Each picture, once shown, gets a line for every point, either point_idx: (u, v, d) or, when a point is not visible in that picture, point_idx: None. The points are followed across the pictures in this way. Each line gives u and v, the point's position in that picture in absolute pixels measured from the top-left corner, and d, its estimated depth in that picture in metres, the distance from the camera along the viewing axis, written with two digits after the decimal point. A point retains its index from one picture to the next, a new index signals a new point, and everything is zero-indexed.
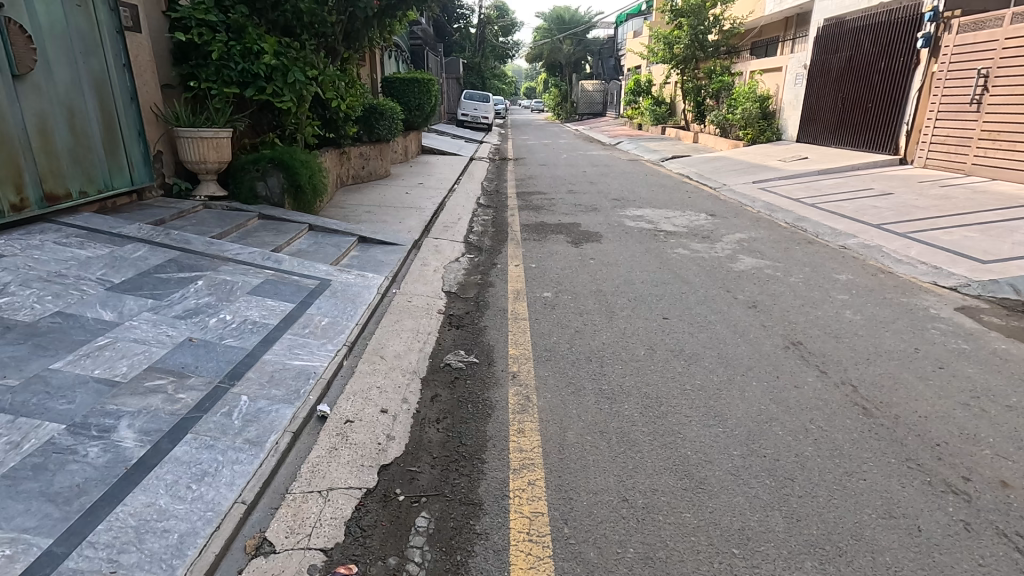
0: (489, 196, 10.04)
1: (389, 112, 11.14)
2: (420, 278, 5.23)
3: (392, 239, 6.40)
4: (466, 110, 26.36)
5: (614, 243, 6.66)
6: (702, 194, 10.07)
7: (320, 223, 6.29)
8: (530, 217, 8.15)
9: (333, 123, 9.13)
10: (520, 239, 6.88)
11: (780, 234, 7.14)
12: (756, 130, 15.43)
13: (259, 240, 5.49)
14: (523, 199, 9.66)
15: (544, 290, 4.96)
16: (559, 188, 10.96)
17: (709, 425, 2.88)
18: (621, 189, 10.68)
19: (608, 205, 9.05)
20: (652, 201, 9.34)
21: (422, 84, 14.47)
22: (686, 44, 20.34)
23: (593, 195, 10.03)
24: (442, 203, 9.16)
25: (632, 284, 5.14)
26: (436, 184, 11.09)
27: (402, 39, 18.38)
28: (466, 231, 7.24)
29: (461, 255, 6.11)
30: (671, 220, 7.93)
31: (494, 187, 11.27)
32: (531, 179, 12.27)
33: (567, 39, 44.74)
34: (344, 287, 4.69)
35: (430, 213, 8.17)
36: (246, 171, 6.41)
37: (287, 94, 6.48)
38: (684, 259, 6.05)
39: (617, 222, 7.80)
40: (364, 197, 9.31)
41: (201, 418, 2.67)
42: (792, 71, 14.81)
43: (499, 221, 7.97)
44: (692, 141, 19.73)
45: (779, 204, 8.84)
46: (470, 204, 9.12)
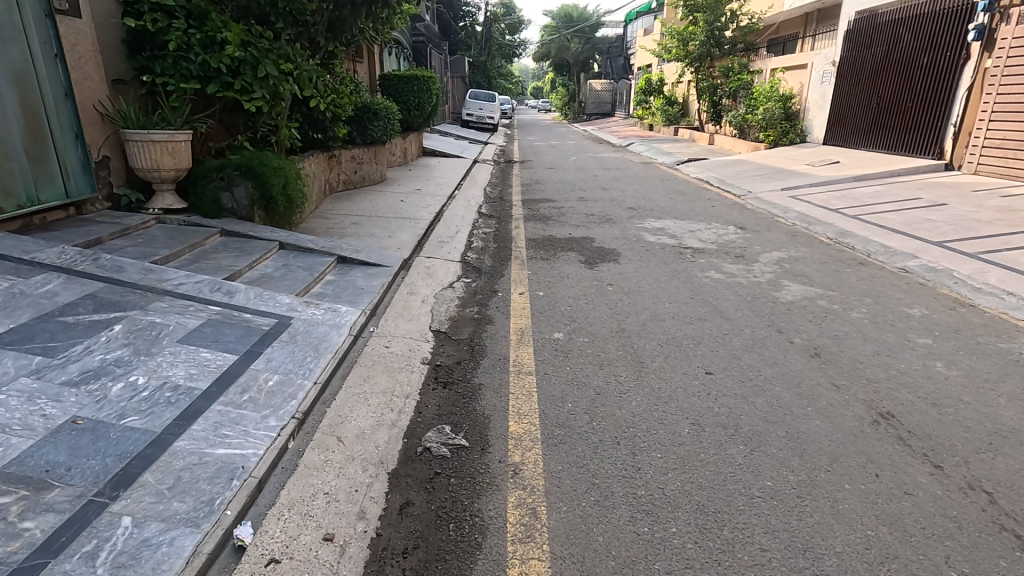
0: (491, 204, 9.14)
1: (385, 112, 10.27)
2: (404, 311, 4.34)
3: (377, 258, 5.52)
4: (470, 110, 25.47)
5: (635, 264, 5.76)
6: (726, 203, 9.14)
7: (293, 240, 5.42)
8: (536, 230, 7.25)
9: (320, 123, 8.27)
10: (526, 258, 5.99)
11: (824, 252, 6.22)
12: (778, 131, 14.46)
13: (215, 263, 4.61)
14: (529, 208, 8.76)
15: (555, 329, 4.06)
16: (568, 195, 10.06)
17: (799, 568, 1.97)
18: (636, 196, 9.76)
19: (624, 216, 8.14)
20: (671, 211, 8.42)
21: (422, 82, 13.60)
22: (702, 42, 19.37)
23: (606, 204, 9.10)
24: (439, 212, 8.28)
25: (661, 321, 4.25)
26: (435, 190, 10.21)
27: (403, 36, 17.59)
28: (464, 248, 6.36)
29: (457, 279, 5.24)
30: (697, 235, 7.03)
31: (498, 193, 10.38)
32: (538, 184, 11.37)
33: (574, 39, 43.81)
34: (307, 328, 3.80)
35: (425, 225, 7.29)
36: (208, 179, 5.53)
37: (257, 91, 5.60)
38: (718, 284, 5.15)
39: (636, 237, 6.90)
40: (352, 205, 8.43)
41: (46, 567, 1.79)
42: (818, 69, 13.82)
43: (503, 234, 7.08)
44: (708, 143, 18.77)
45: (816, 215, 7.90)
46: (471, 214, 8.23)
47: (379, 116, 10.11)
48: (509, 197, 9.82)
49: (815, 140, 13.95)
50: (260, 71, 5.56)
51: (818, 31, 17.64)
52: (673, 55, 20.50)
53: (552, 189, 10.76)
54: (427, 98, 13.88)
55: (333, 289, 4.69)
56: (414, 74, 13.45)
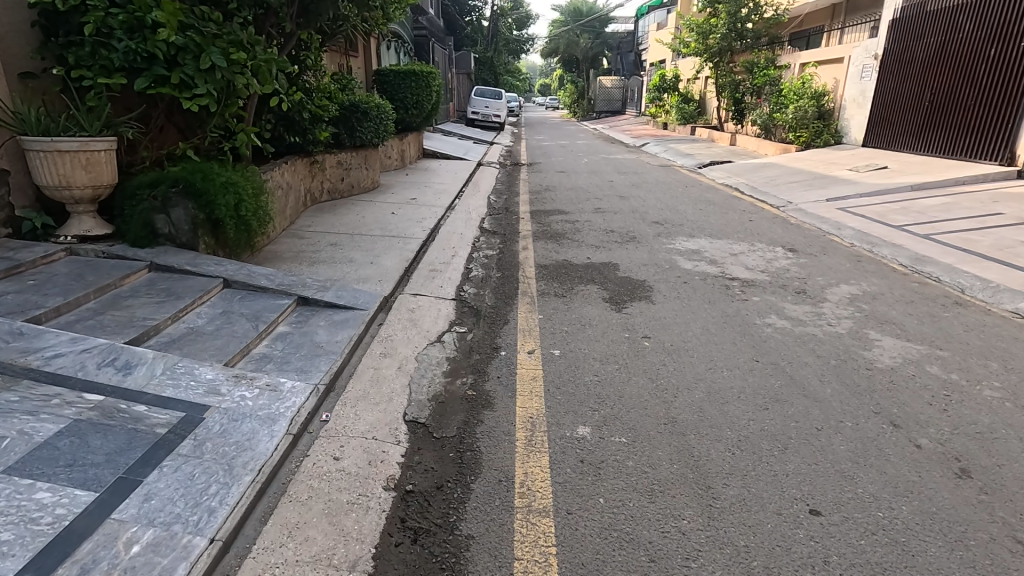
0: (495, 217, 8.00)
1: (376, 111, 9.15)
2: (373, 385, 3.21)
3: (349, 298, 4.39)
4: (476, 108, 24.32)
5: (674, 304, 4.62)
6: (766, 217, 7.96)
7: (242, 276, 4.31)
8: (548, 253, 6.12)
9: (297, 125, 7.15)
10: (536, 294, 4.86)
11: (904, 287, 5.04)
12: (811, 132, 13.24)
13: (127, 313, 3.51)
14: (539, 222, 7.62)
15: (579, 419, 2.92)
16: (584, 206, 8.90)
17: None
18: (661, 208, 8.59)
19: (651, 234, 6.98)
20: (706, 228, 7.25)
21: (421, 78, 12.44)
22: (723, 35, 18.11)
23: (626, 218, 7.94)
24: (435, 228, 7.15)
25: (723, 403, 3.10)
26: (433, 199, 9.08)
27: (403, 29, 16.51)
28: (461, 278, 5.24)
29: (448, 327, 4.11)
30: (741, 261, 5.87)
31: (503, 202, 9.24)
32: (548, 192, 10.22)
33: (584, 34, 42.49)
34: (225, 426, 2.65)
35: (415, 246, 6.17)
36: (138, 198, 4.40)
37: (201, 87, 4.44)
38: (785, 337, 3.99)
39: (670, 264, 5.74)
40: (334, 220, 7.31)
41: None
42: (858, 63, 12.57)
43: (509, 258, 5.95)
44: (729, 143, 17.56)
45: (877, 234, 6.72)
46: (472, 231, 7.11)
47: (369, 117, 8.97)
48: (516, 208, 8.67)
49: (853, 141, 12.71)
50: (204, 61, 4.41)
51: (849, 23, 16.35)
52: (692, 49, 19.25)
53: (565, 198, 9.63)
54: (427, 95, 12.72)
55: (284, 349, 3.57)
56: (412, 69, 12.29)
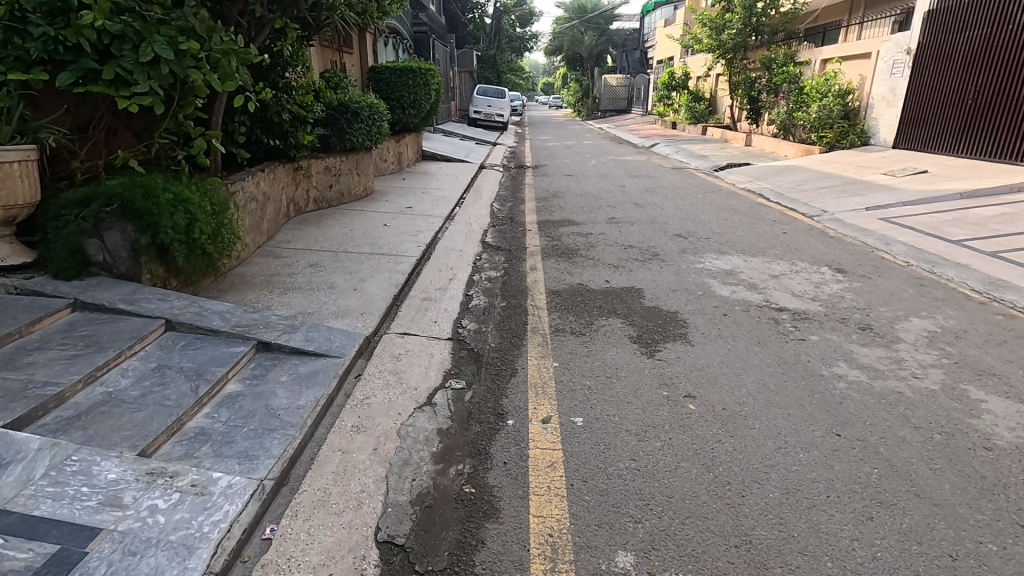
0: (499, 229, 7.22)
1: (368, 111, 8.36)
2: (339, 480, 2.42)
3: (321, 342, 3.60)
4: (478, 107, 23.56)
5: (716, 346, 3.82)
6: (800, 230, 7.15)
7: (190, 315, 3.52)
8: (560, 275, 5.33)
9: (275, 127, 6.36)
10: (549, 330, 4.06)
11: (987, 320, 4.23)
12: (836, 132, 12.41)
13: (25, 374, 2.71)
14: (549, 235, 6.83)
15: (619, 540, 2.12)
16: (596, 215, 8.09)
17: None
18: (682, 217, 7.79)
19: (675, 250, 6.18)
20: (736, 243, 6.45)
21: (419, 75, 11.57)
22: (738, 30, 17.24)
23: (645, 229, 7.14)
24: (431, 243, 6.37)
25: (808, 508, 2.29)
26: (431, 208, 8.29)
27: (401, 24, 15.71)
28: (459, 309, 4.45)
29: (442, 381, 3.32)
30: (785, 285, 5.06)
31: (508, 211, 8.46)
32: (556, 199, 9.42)
33: (588, 31, 41.62)
34: (115, 567, 1.84)
35: (408, 267, 5.38)
36: (62, 219, 3.59)
37: (141, 83, 3.66)
38: (863, 394, 3.19)
39: (703, 289, 4.94)
40: (319, 234, 6.52)
41: None
42: (888, 58, 11.72)
43: (515, 281, 5.16)
44: (744, 143, 16.72)
45: (935, 250, 5.90)
46: (473, 246, 6.31)
47: (359, 118, 8.18)
48: (522, 218, 7.89)
49: (883, 142, 11.87)
50: (144, 51, 3.63)
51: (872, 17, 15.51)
52: (704, 45, 18.41)
53: (575, 205, 8.85)
54: (425, 94, 11.88)
55: (229, 420, 2.76)
56: (409, 65, 11.42)
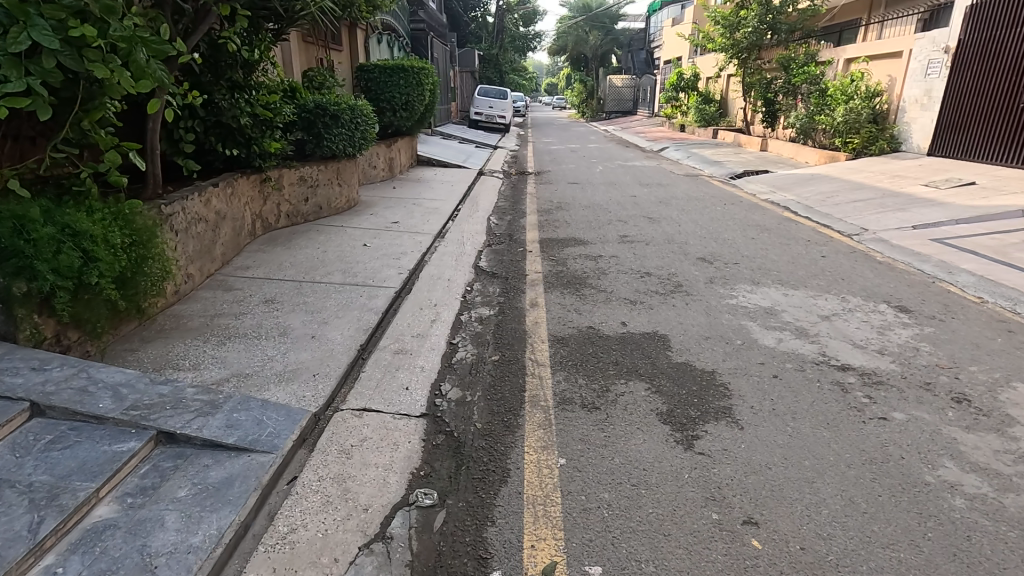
0: (496, 250, 6.33)
1: (350, 114, 7.45)
2: None
3: (246, 427, 2.68)
4: (479, 108, 22.70)
5: (773, 429, 2.90)
6: (840, 252, 6.24)
7: (69, 394, 2.61)
8: (566, 315, 4.43)
9: (234, 134, 5.47)
10: (553, 400, 3.16)
11: None
12: (864, 137, 11.49)
13: None
14: (552, 259, 5.95)
15: None
16: (606, 232, 7.19)
17: None
18: (703, 237, 6.91)
19: (701, 280, 5.27)
20: (772, 271, 5.54)
21: (412, 75, 10.73)
22: (754, 28, 16.32)
23: (663, 252, 6.25)
24: (416, 269, 5.49)
25: None
26: (420, 223, 7.38)
27: (397, 21, 14.87)
28: (441, 366, 3.55)
29: (405, 493, 2.41)
30: (841, 331, 4.15)
31: (506, 226, 7.57)
32: (561, 211, 8.52)
33: (593, 31, 40.81)
34: None
35: (382, 304, 4.48)
36: None
37: (14, 81, 2.75)
38: (994, 517, 2.28)
39: (742, 336, 4.03)
40: (285, 257, 5.62)
41: None
42: (922, 57, 10.81)
43: (511, 324, 4.27)
44: (759, 148, 15.81)
45: (1010, 282, 4.99)
46: (465, 273, 5.42)
47: (339, 123, 7.28)
48: (522, 236, 7.00)
49: (917, 148, 10.95)
50: (15, 38, 2.72)
51: (894, 15, 14.59)
52: (717, 44, 17.47)
53: (581, 219, 7.97)
54: (419, 95, 11.01)
55: None
56: (401, 64, 10.58)
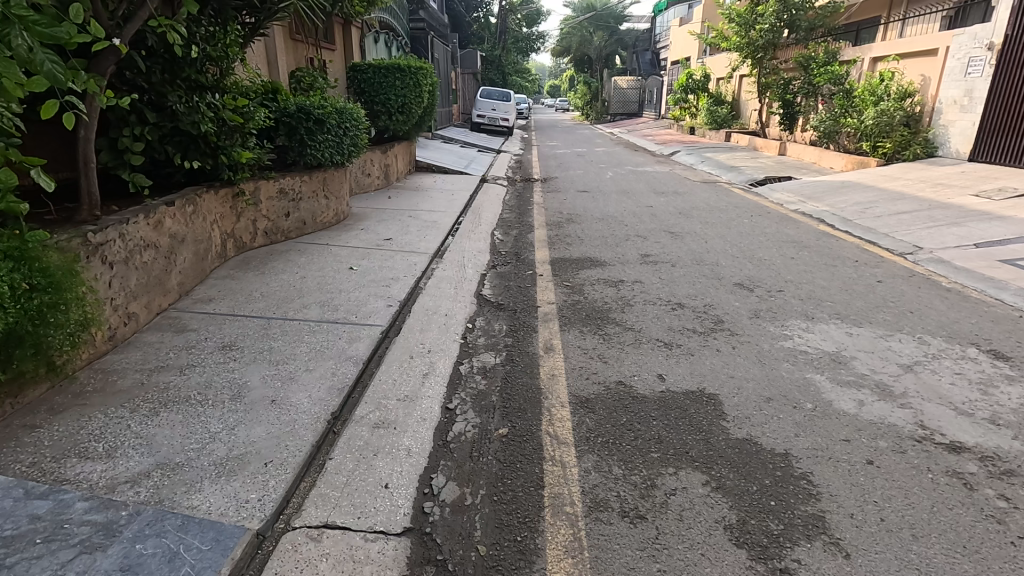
0: (502, 274, 5.54)
1: (335, 118, 6.63)
2: None
3: (149, 568, 1.90)
4: (482, 111, 21.94)
5: (892, 561, 2.08)
6: (897, 276, 5.44)
7: None
8: (589, 364, 3.63)
9: (196, 143, 4.68)
10: (582, 505, 2.37)
11: None
12: (897, 140, 10.70)
13: None
14: (567, 286, 5.15)
15: None
16: (625, 250, 6.40)
17: None
18: (735, 256, 6.12)
19: (744, 315, 4.47)
20: (825, 302, 4.74)
21: (411, 75, 9.91)
22: (771, 26, 15.54)
23: (693, 275, 5.46)
24: (408, 300, 4.71)
25: None
26: (416, 240, 6.60)
27: (395, 19, 14.14)
28: (433, 444, 2.76)
29: None
30: (933, 388, 3.34)
31: (512, 243, 6.78)
32: (572, 224, 7.74)
33: (597, 31, 40.10)
34: None
35: (365, 351, 3.69)
36: None
37: None
38: None
39: (811, 396, 3.23)
40: (257, 285, 4.83)
41: None
42: (961, 55, 10.01)
43: (521, 378, 3.47)
44: (777, 152, 14.99)
45: None
46: (466, 305, 4.63)
47: (325, 128, 6.49)
48: (531, 254, 6.22)
49: (956, 153, 10.15)
50: None
51: (919, 11, 13.75)
52: (730, 43, 16.63)
53: (595, 233, 7.20)
54: (418, 96, 10.21)
55: None
56: (398, 63, 9.77)
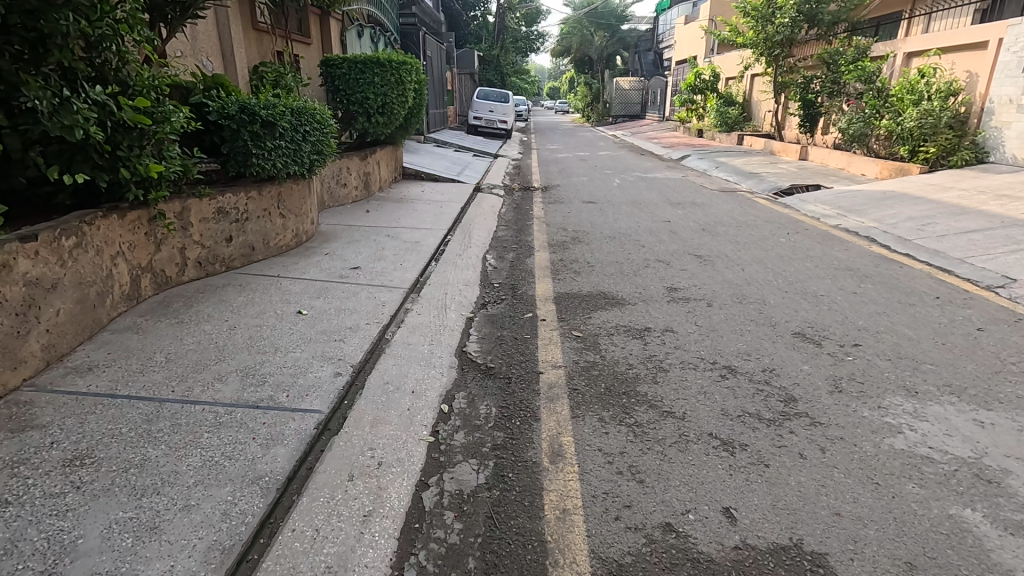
0: (494, 318, 4.36)
1: (287, 120, 5.41)
2: None
3: None
4: (479, 112, 20.76)
5: None
6: (999, 321, 4.26)
7: None
8: (619, 486, 2.44)
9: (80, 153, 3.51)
10: None
11: None
12: (943, 143, 9.54)
13: None
14: (578, 338, 3.96)
15: None
16: (646, 281, 5.22)
17: None
18: (783, 291, 4.94)
19: (820, 388, 3.28)
20: (922, 363, 3.56)
21: (392, 70, 8.71)
22: (790, 20, 14.36)
23: (737, 320, 4.28)
24: (365, 365, 3.50)
25: None
26: (390, 268, 5.40)
27: (382, 13, 13.00)
28: None
29: None
30: None
31: (508, 271, 5.59)
32: (579, 244, 6.56)
33: (598, 31, 39.01)
34: None
35: (283, 468, 2.48)
36: None
37: None
38: None
39: (974, 562, 2.03)
40: (165, 342, 3.63)
41: None
42: (1018, 48, 8.85)
43: (517, 516, 2.28)
44: (797, 156, 13.79)
45: None
46: (442, 372, 3.43)
47: (276, 133, 5.30)
48: (530, 289, 5.03)
49: (1012, 159, 9.00)
50: None
51: (947, 5, 12.70)
52: (747, 38, 15.50)
53: (607, 257, 6.02)
54: (401, 95, 8.99)
55: None
56: (376, 58, 8.56)
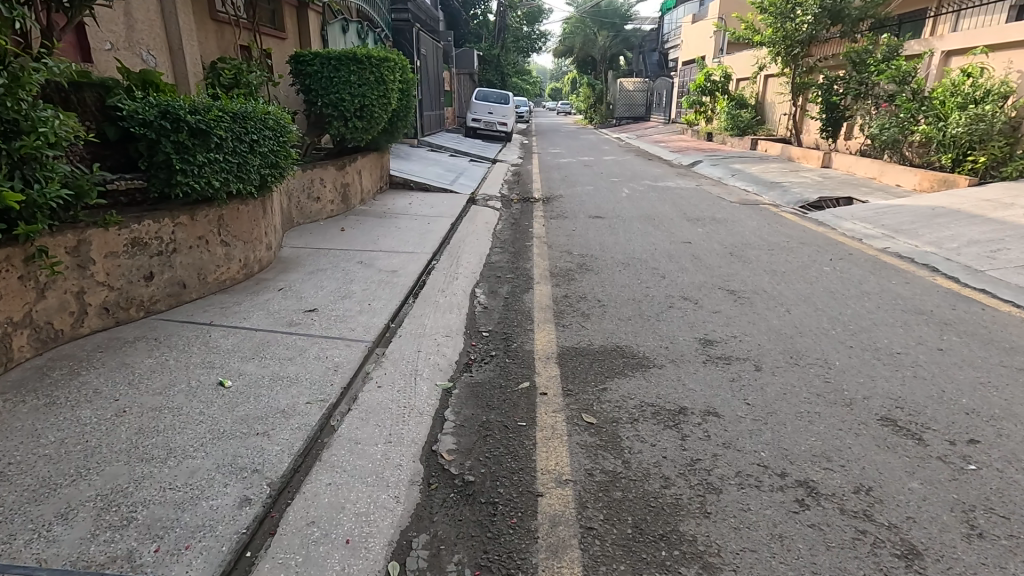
0: (478, 390, 3.31)
1: (226, 126, 4.37)
2: None
3: None
4: (477, 114, 19.73)
5: None
6: None
7: None
8: None
9: None
10: None
11: None
12: (995, 152, 8.49)
13: None
14: (591, 426, 2.92)
15: None
16: (672, 330, 4.17)
17: None
18: (848, 347, 3.89)
19: (948, 528, 2.24)
20: None
21: (372, 68, 7.66)
22: (813, 17, 13.30)
23: (797, 396, 3.24)
24: (289, 484, 2.45)
25: None
26: (354, 310, 4.35)
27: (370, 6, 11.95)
28: None
29: None
30: None
31: (501, 312, 4.55)
32: (586, 274, 5.53)
33: (601, 31, 37.90)
34: None
35: None
36: None
37: None
38: None
39: None
40: (12, 443, 2.58)
41: None
42: None
43: None
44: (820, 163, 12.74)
45: None
46: (397, 497, 2.38)
47: (210, 143, 4.27)
48: (527, 341, 3.98)
49: None
50: None
51: None
52: (764, 37, 14.46)
53: (621, 293, 4.97)
54: (383, 96, 7.94)
55: None
56: (354, 53, 7.52)
